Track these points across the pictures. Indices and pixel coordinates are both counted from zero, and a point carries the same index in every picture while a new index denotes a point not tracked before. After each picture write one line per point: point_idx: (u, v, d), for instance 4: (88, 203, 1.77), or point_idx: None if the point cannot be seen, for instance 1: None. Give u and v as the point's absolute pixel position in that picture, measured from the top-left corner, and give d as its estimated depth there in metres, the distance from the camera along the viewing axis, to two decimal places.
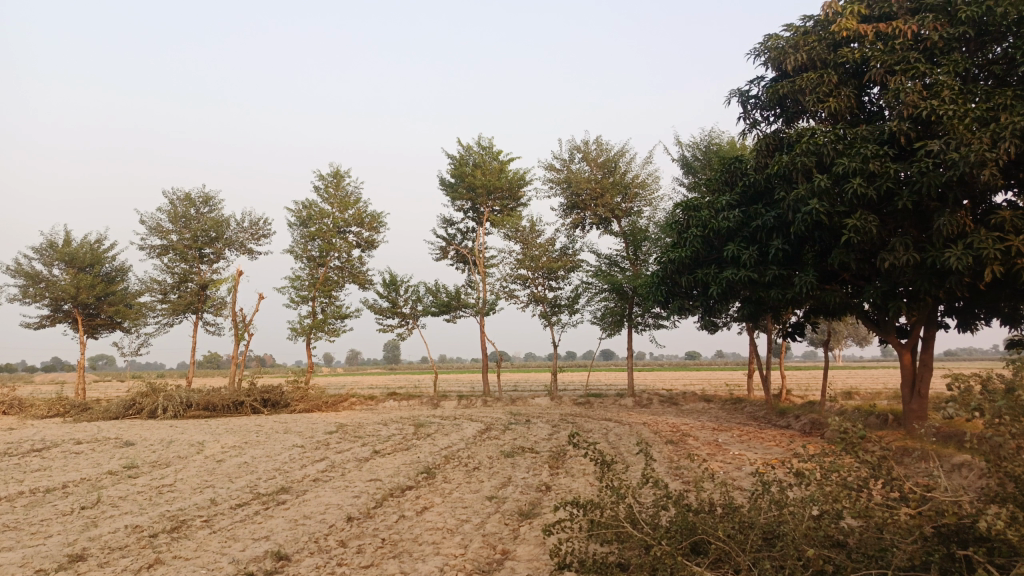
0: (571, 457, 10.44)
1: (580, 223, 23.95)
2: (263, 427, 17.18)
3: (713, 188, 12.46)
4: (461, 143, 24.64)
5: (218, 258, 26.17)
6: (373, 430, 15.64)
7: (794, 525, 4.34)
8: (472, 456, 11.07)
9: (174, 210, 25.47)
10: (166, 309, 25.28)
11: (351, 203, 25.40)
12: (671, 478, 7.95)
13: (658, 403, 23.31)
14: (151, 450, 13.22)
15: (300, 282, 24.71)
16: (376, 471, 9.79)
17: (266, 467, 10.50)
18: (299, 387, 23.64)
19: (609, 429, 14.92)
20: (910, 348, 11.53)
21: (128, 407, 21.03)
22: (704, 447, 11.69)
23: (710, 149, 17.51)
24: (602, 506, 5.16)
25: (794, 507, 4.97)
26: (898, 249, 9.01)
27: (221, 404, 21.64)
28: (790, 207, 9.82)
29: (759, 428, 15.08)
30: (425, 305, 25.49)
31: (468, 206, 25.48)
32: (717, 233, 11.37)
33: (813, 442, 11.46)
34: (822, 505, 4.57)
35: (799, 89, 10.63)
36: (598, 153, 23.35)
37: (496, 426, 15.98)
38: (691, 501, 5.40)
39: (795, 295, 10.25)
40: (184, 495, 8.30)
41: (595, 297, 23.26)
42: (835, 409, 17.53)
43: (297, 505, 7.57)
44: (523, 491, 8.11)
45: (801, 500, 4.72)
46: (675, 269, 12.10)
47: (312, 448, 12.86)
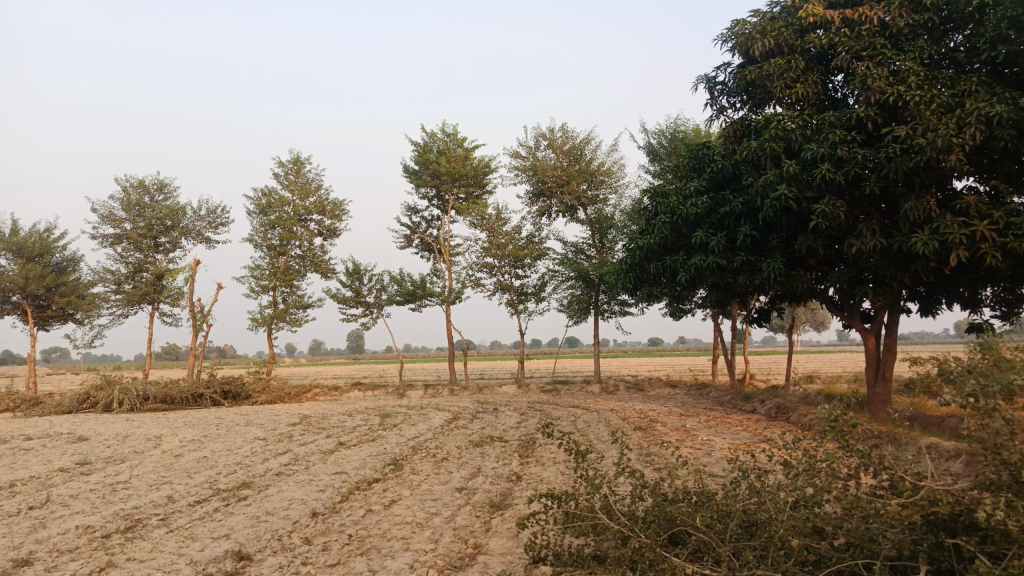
0: (541, 446, 10.32)
1: (546, 211, 23.82)
2: (223, 419, 16.75)
3: (680, 174, 12.40)
4: (426, 130, 24.28)
5: (174, 247, 25.45)
6: (338, 421, 15.36)
7: (777, 516, 4.26)
8: (440, 446, 10.88)
9: (127, 198, 24.67)
10: (120, 300, 24.52)
11: (312, 191, 24.87)
12: (644, 466, 7.86)
13: (625, 390, 23.37)
14: (105, 445, 12.76)
15: (261, 271, 24.16)
16: (342, 464, 9.54)
17: (226, 462, 10.16)
18: (261, 379, 23.14)
19: (577, 417, 14.86)
20: (874, 333, 11.65)
21: (82, 401, 20.34)
22: (673, 433, 11.68)
23: (676, 136, 17.49)
24: (577, 497, 5.02)
25: (773, 495, 4.90)
26: (866, 235, 9.04)
27: (180, 397, 21.07)
28: (759, 193, 9.78)
29: (726, 413, 15.16)
30: (390, 294, 25.14)
31: (433, 194, 25.16)
32: (686, 219, 11.31)
33: (781, 427, 11.53)
34: (804, 493, 4.50)
35: (766, 74, 10.59)
36: (563, 140, 23.21)
37: (464, 415, 15.82)
38: (667, 490, 5.30)
39: (763, 281, 10.23)
40: (140, 493, 7.96)
41: (562, 284, 23.18)
42: (798, 393, 17.75)
43: (259, 501, 7.30)
44: (494, 482, 7.96)
45: (782, 489, 4.64)
46: (644, 256, 12.02)
47: (275, 441, 12.54)
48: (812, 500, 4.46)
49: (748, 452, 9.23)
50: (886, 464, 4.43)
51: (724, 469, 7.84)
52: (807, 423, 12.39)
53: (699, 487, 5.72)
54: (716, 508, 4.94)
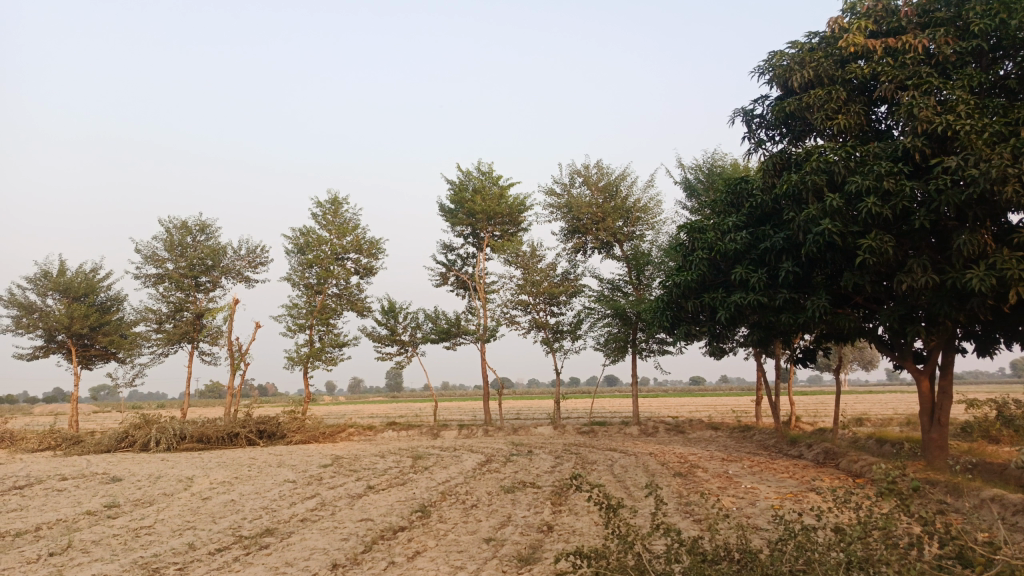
0: (575, 493, 9.90)
1: (582, 248, 23.57)
2: (256, 460, 16.63)
3: (718, 209, 12.06)
4: (461, 169, 24.38)
5: (214, 286, 25.79)
6: (369, 463, 15.10)
7: None
8: (470, 492, 10.54)
9: (170, 239, 25.16)
10: (161, 338, 24.85)
11: (349, 230, 25.04)
12: (683, 518, 7.42)
13: (664, 431, 22.69)
14: (137, 486, 12.67)
15: (298, 310, 24.29)
16: (369, 510, 9.26)
17: (253, 506, 9.96)
18: (296, 418, 23.11)
19: (614, 461, 14.35)
20: (928, 374, 11.03)
21: (121, 439, 20.48)
22: (715, 480, 11.16)
23: (713, 171, 17.16)
24: (608, 556, 4.67)
25: (824, 560, 4.47)
26: (916, 271, 8.56)
27: (216, 436, 21.10)
28: (801, 228, 9.39)
29: (771, 458, 14.49)
30: (425, 332, 25.03)
31: (467, 232, 25.14)
32: (724, 256, 10.92)
33: (830, 475, 10.91)
34: (861, 562, 4.06)
35: (806, 106, 10.27)
36: (598, 177, 23.03)
37: (498, 457, 15.43)
38: (705, 550, 4.90)
39: (807, 319, 9.77)
40: (162, 539, 7.78)
41: (598, 322, 22.78)
42: (848, 437, 16.94)
43: (280, 550, 7.05)
44: (524, 532, 7.59)
45: (836, 556, 4.21)
46: (681, 293, 11.63)
47: (305, 483, 12.31)
48: (869, 564, 4.03)
49: (796, 504, 8.70)
50: (955, 532, 3.98)
51: (771, 524, 7.34)
52: (858, 469, 11.75)
53: (742, 546, 5.30)
54: (760, 572, 4.51)
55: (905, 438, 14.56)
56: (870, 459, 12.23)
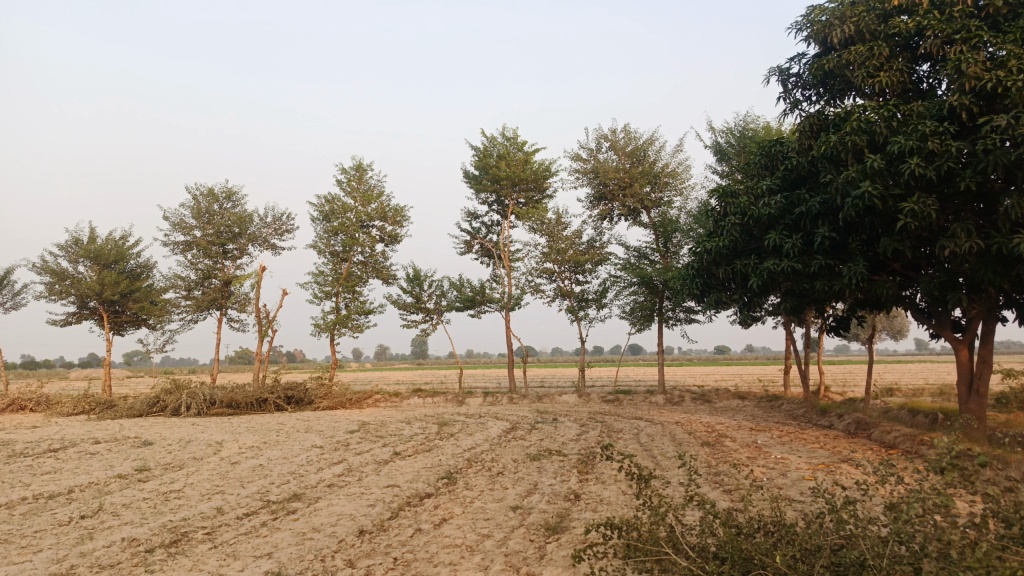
0: (602, 461, 9.81)
1: (608, 214, 23.27)
2: (284, 425, 16.79)
3: (751, 173, 11.72)
4: (485, 135, 24.08)
5: (241, 253, 25.93)
6: (395, 429, 15.16)
7: None
8: (496, 459, 10.51)
9: (197, 206, 25.28)
10: (190, 305, 25.12)
11: (374, 197, 24.93)
12: (713, 489, 7.27)
13: (691, 400, 22.54)
14: (167, 451, 12.84)
15: (324, 278, 24.35)
16: (395, 476, 9.25)
17: (280, 470, 10.02)
18: (323, 385, 23.33)
19: (640, 430, 14.24)
20: (967, 343, 10.69)
21: (152, 404, 20.83)
22: (744, 450, 11.00)
23: (745, 134, 16.70)
24: (640, 528, 4.55)
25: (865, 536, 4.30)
26: (960, 236, 8.22)
27: (245, 402, 21.37)
28: (839, 191, 9.06)
29: (800, 428, 14.30)
30: (449, 300, 25.01)
31: (492, 199, 24.92)
32: (757, 221, 10.61)
33: (863, 447, 10.69)
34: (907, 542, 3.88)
35: (846, 64, 9.86)
36: (626, 142, 22.59)
37: (523, 425, 15.41)
38: (740, 522, 4.76)
39: (843, 286, 9.49)
40: (191, 503, 7.84)
41: (624, 291, 22.53)
42: (880, 407, 16.64)
43: (307, 516, 7.05)
44: (551, 500, 7.52)
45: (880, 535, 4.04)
46: (712, 260, 11.37)
47: (331, 449, 12.38)
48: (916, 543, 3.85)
49: (829, 475, 8.52)
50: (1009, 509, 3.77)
51: (804, 495, 7.18)
52: (890, 440, 11.52)
53: (777, 520, 5.14)
54: (798, 547, 4.36)
55: (939, 408, 14.24)
56: (903, 429, 11.98)
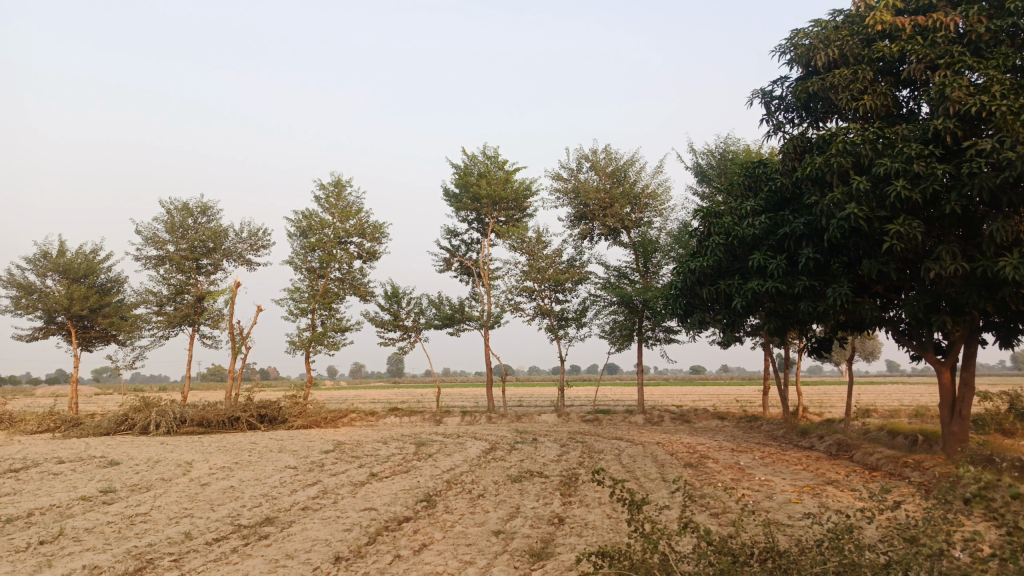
0: (584, 484, 9.60)
1: (589, 234, 23.22)
2: (257, 445, 16.35)
3: (735, 193, 11.70)
4: (466, 152, 23.99)
5: (215, 269, 25.47)
6: (371, 449, 14.82)
7: None
8: (476, 481, 10.25)
9: (171, 221, 24.83)
10: (161, 321, 24.57)
11: (352, 214, 24.66)
12: (701, 514, 7.10)
13: (670, 420, 22.41)
14: (134, 471, 12.40)
15: (300, 294, 23.95)
16: (372, 499, 8.96)
17: (252, 493, 9.67)
18: (297, 403, 22.87)
19: (621, 451, 14.05)
20: (949, 366, 10.67)
21: (120, 422, 20.23)
22: (727, 472, 10.86)
23: (726, 156, 16.75)
24: (631, 556, 4.36)
25: None
26: (945, 258, 8.21)
27: (216, 420, 20.84)
28: (825, 212, 9.03)
29: (782, 449, 14.21)
30: (428, 318, 24.74)
31: (472, 217, 24.79)
32: (742, 241, 10.56)
33: (847, 470, 10.59)
34: None
35: (830, 86, 9.90)
36: (607, 162, 22.61)
37: (502, 445, 15.16)
38: (734, 550, 4.59)
39: (827, 308, 9.43)
40: (157, 527, 7.48)
41: (604, 310, 22.43)
42: (859, 429, 16.63)
43: (280, 541, 6.75)
44: (534, 525, 7.29)
45: None
46: (696, 280, 11.29)
47: (306, 470, 12.03)
48: None
49: (815, 499, 8.39)
50: None
51: (793, 520, 7.03)
52: (873, 462, 11.44)
53: (773, 549, 4.95)
54: None
55: (918, 431, 14.24)
56: (885, 452, 11.93)
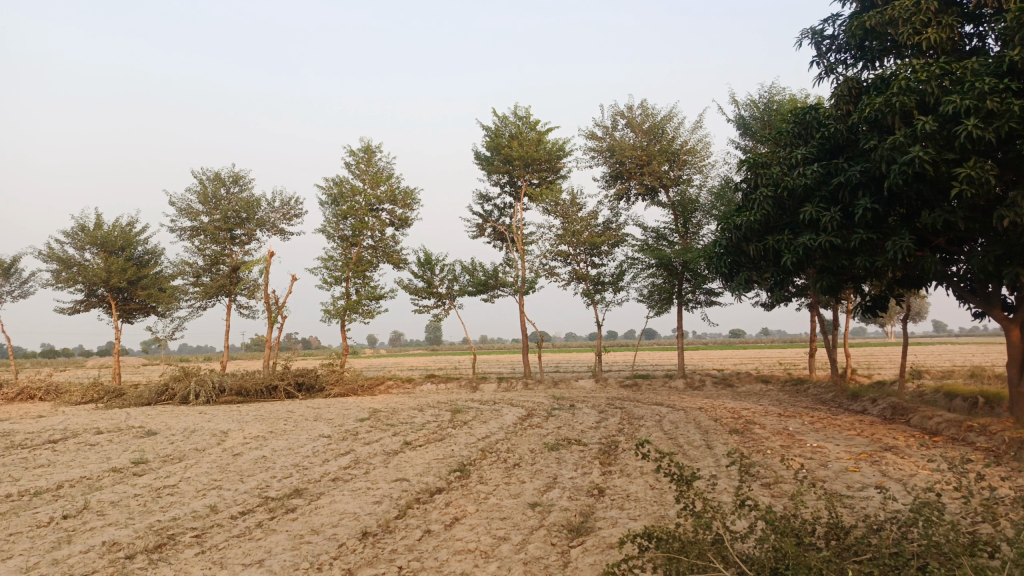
0: (625, 453, 9.16)
1: (625, 194, 22.51)
2: (293, 414, 16.28)
3: (783, 142, 10.95)
4: (497, 114, 23.32)
5: (249, 239, 25.39)
6: (407, 417, 14.59)
7: None
8: (512, 449, 9.89)
9: (204, 191, 24.78)
10: (198, 292, 24.67)
11: (383, 179, 24.26)
12: (752, 484, 6.59)
13: (712, 384, 21.85)
14: (169, 441, 12.35)
15: (333, 263, 23.77)
16: (405, 468, 8.66)
17: (283, 463, 9.45)
18: (334, 371, 22.83)
19: (662, 416, 13.58)
20: (1018, 323, 9.88)
21: (161, 392, 20.41)
22: (775, 438, 10.31)
23: (771, 107, 15.81)
24: (684, 539, 3.90)
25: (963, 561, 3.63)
26: (1020, 204, 7.46)
27: (254, 389, 20.89)
28: (884, 158, 8.31)
29: (831, 413, 13.60)
30: (462, 285, 24.42)
31: (505, 180, 24.23)
32: (791, 193, 9.86)
33: (906, 435, 9.97)
34: None
35: (890, 20, 9.07)
36: (643, 119, 21.73)
37: (539, 412, 14.82)
38: (800, 533, 4.11)
39: (886, 262, 8.76)
40: (183, 500, 7.26)
41: (642, 273, 21.79)
42: (914, 391, 15.87)
43: (306, 515, 6.45)
44: (572, 496, 6.89)
45: None
46: (741, 236, 10.63)
47: (339, 439, 11.83)
48: None
49: (874, 467, 7.81)
50: None
51: (853, 491, 6.49)
52: (933, 426, 10.76)
53: (842, 528, 4.43)
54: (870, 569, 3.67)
55: (978, 392, 13.47)
56: (945, 414, 11.24)
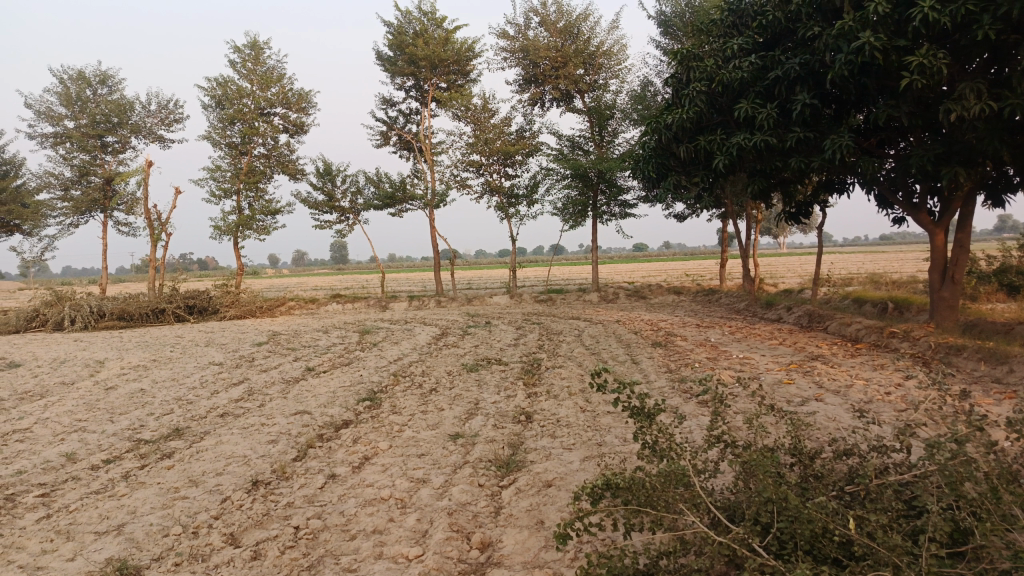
0: (550, 372, 8.51)
1: (539, 99, 21.39)
2: (183, 339, 14.86)
3: (715, 34, 10.14)
4: (399, 8, 21.36)
5: (123, 147, 22.76)
6: (311, 339, 13.52)
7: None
8: (426, 371, 9.09)
9: (66, 92, 21.86)
10: (68, 207, 22.10)
11: (274, 80, 22.03)
12: (692, 402, 6.03)
13: (625, 297, 21.68)
14: (33, 374, 10.84)
15: (221, 174, 21.68)
16: (307, 398, 7.72)
17: (165, 397, 8.29)
18: (229, 292, 21.15)
19: (582, 331, 13.09)
20: (944, 227, 9.69)
21: (30, 319, 18.38)
22: (700, 349, 9.94)
23: (692, 4, 14.98)
24: (648, 484, 3.17)
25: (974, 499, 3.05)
26: (968, 97, 6.97)
27: (139, 313, 19.10)
28: (828, 48, 7.66)
29: (749, 322, 13.52)
30: (367, 198, 22.95)
31: (410, 83, 22.56)
32: (725, 88, 9.13)
33: (830, 344, 9.77)
34: None
35: None
36: (558, 17, 20.40)
37: (453, 330, 14.06)
38: (778, 468, 3.47)
39: (822, 163, 8.26)
40: (35, 449, 6.04)
41: (557, 184, 21.00)
42: (823, 297, 16.05)
43: (186, 462, 5.42)
44: (498, 423, 6.16)
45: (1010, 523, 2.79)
46: (672, 137, 9.89)
47: (233, 365, 10.68)
48: None
49: (809, 378, 7.47)
50: None
51: (797, 406, 6.03)
52: (853, 332, 10.68)
53: (813, 455, 3.85)
54: (869, 509, 3.04)
55: (887, 297, 13.65)
56: (862, 320, 11.23)
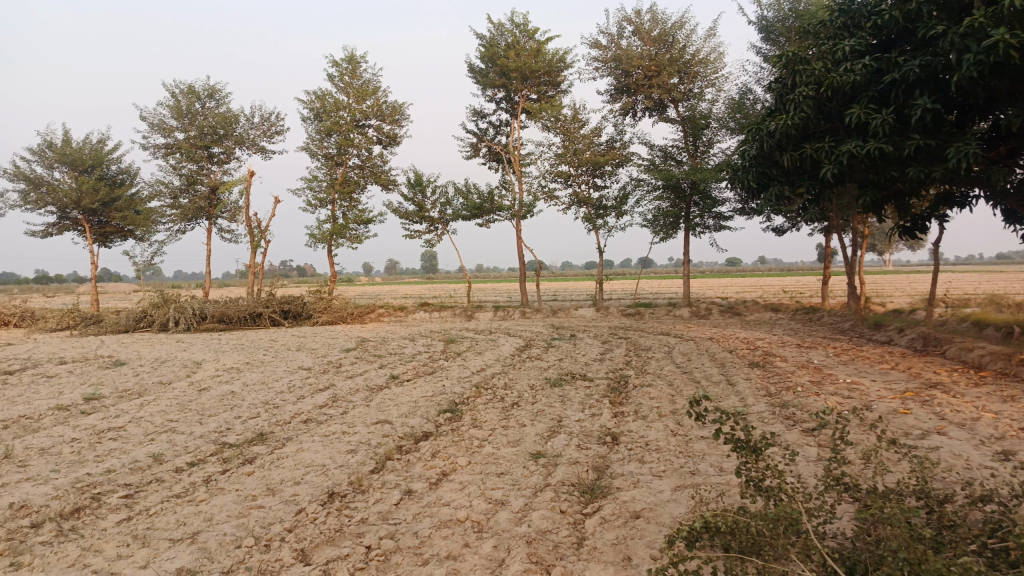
0: (638, 390, 8.10)
1: (631, 108, 20.95)
2: (275, 343, 15.22)
3: (823, 36, 9.51)
4: (492, 20, 21.44)
5: (227, 157, 23.78)
6: (397, 347, 13.56)
7: None
8: (509, 385, 8.85)
9: (177, 106, 23.06)
10: (176, 214, 23.26)
11: (369, 93, 22.53)
12: (795, 431, 5.52)
13: (718, 313, 20.83)
14: (134, 374, 11.27)
15: (317, 183, 22.31)
16: (388, 408, 7.62)
17: (252, 400, 8.38)
18: (322, 299, 21.67)
19: (671, 348, 12.54)
20: None
21: (139, 320, 19.38)
22: (801, 372, 9.27)
23: (796, 8, 14.27)
24: (754, 530, 2.79)
25: None
26: None
27: (237, 317, 19.80)
28: (954, 47, 6.98)
29: (854, 344, 12.62)
30: (456, 209, 23.07)
31: (501, 94, 22.59)
32: (835, 93, 8.51)
33: (950, 370, 8.91)
34: None
35: None
36: (652, 25, 19.95)
37: (538, 343, 13.79)
38: (907, 517, 3.01)
39: (945, 173, 7.53)
40: (126, 448, 6.15)
41: (648, 196, 20.46)
42: (938, 320, 14.85)
43: (266, 469, 5.37)
44: (582, 444, 5.84)
45: None
46: (774, 145, 9.31)
47: (320, 372, 10.78)
48: None
49: (927, 407, 6.78)
50: None
51: (915, 440, 5.42)
52: (975, 359, 9.72)
53: (947, 502, 3.35)
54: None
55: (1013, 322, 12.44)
56: (986, 346, 10.24)
